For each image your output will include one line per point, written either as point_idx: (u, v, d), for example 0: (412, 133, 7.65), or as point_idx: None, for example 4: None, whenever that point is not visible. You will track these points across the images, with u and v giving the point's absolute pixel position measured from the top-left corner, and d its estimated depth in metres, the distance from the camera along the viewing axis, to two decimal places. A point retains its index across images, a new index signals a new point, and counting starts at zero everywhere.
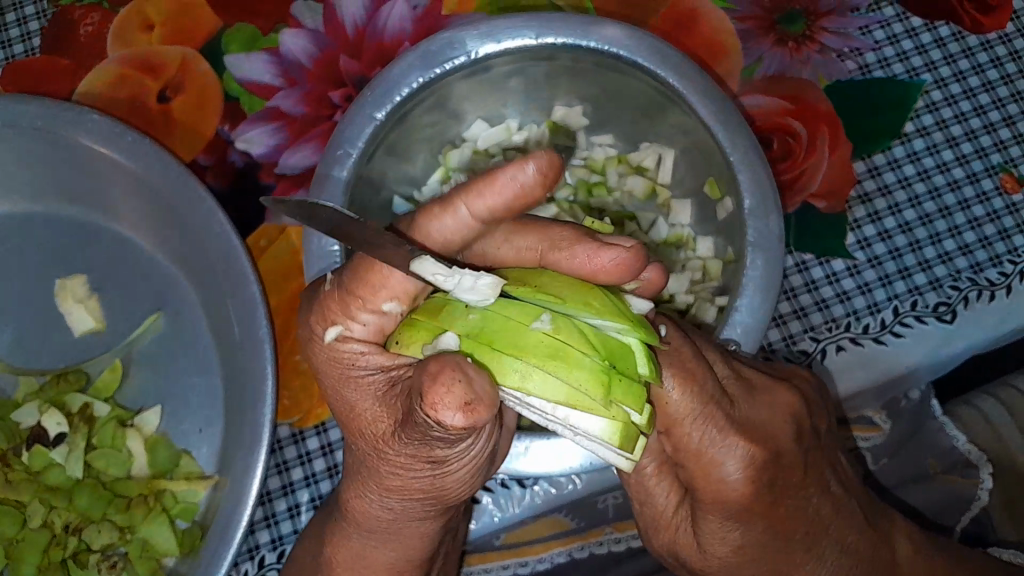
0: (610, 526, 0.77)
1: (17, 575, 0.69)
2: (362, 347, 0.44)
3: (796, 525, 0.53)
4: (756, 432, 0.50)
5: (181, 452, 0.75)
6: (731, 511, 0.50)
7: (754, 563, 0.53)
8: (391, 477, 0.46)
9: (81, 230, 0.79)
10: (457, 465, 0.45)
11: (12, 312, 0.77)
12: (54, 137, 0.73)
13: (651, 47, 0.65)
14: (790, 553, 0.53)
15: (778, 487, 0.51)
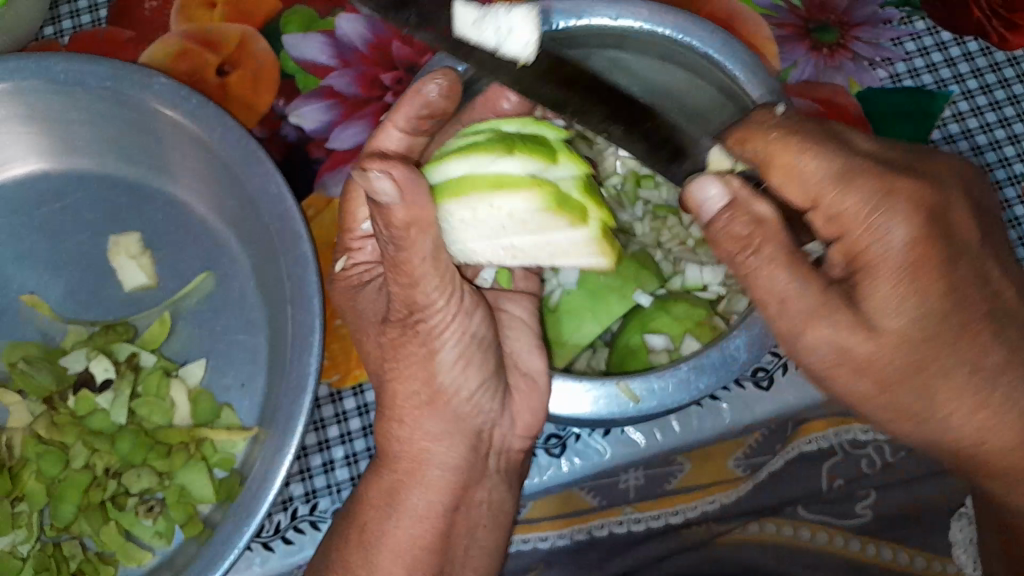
0: (630, 505, 0.79)
1: (58, 512, 0.72)
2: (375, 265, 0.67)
3: (975, 299, 0.51)
4: (917, 184, 0.52)
5: (223, 404, 0.76)
6: (896, 281, 0.50)
7: (938, 354, 0.50)
8: (405, 378, 0.60)
9: (141, 190, 0.83)
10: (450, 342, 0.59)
11: (67, 264, 0.81)
12: (120, 98, 0.76)
13: (723, 39, 0.69)
14: (974, 334, 0.51)
15: (952, 247, 0.51)
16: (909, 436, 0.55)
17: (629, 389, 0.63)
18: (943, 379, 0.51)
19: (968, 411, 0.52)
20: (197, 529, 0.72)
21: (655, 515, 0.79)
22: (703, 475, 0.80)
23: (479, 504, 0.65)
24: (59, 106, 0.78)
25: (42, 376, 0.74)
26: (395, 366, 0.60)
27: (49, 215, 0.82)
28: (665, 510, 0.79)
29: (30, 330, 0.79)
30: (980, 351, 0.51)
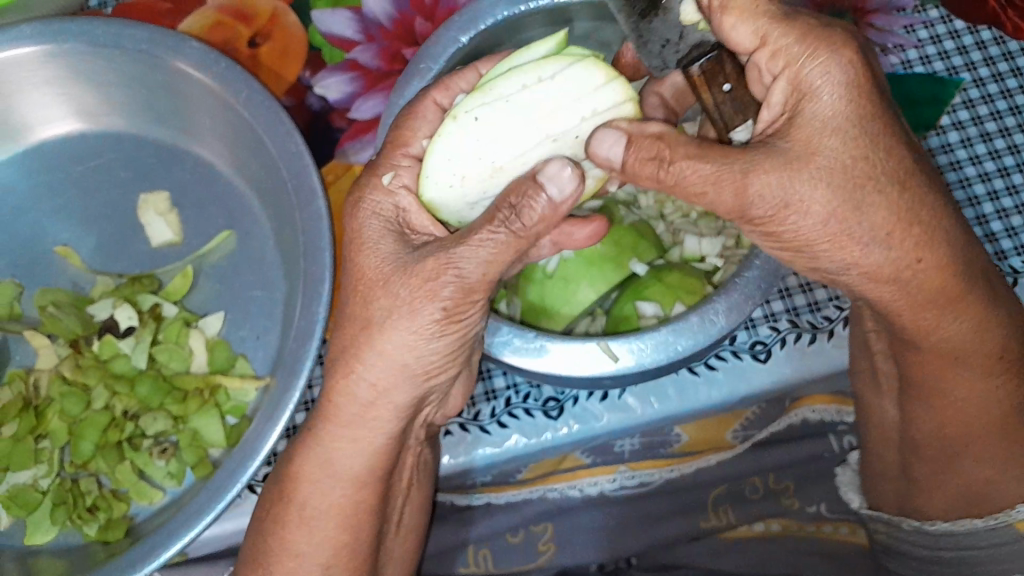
0: (625, 465, 0.82)
1: (76, 449, 0.76)
2: (401, 201, 0.63)
3: (891, 124, 0.54)
4: (840, 32, 0.54)
5: (237, 355, 0.79)
6: (832, 127, 0.53)
7: (873, 183, 0.54)
8: (398, 313, 0.58)
9: (171, 151, 0.87)
10: (467, 301, 0.58)
11: (99, 219, 0.85)
12: (153, 60, 0.80)
13: None
14: (902, 159, 0.54)
15: (876, 85, 0.54)
16: (860, 271, 0.57)
17: (609, 346, 0.63)
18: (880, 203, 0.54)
19: (907, 233, 0.55)
20: (206, 471, 0.76)
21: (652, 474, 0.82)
22: (700, 442, 0.82)
23: (406, 466, 0.70)
24: (97, 67, 0.82)
25: (69, 321, 0.78)
26: (388, 295, 0.58)
27: (85, 173, 0.86)
28: (663, 469, 0.82)
29: (62, 278, 0.83)
30: (903, 176, 0.55)
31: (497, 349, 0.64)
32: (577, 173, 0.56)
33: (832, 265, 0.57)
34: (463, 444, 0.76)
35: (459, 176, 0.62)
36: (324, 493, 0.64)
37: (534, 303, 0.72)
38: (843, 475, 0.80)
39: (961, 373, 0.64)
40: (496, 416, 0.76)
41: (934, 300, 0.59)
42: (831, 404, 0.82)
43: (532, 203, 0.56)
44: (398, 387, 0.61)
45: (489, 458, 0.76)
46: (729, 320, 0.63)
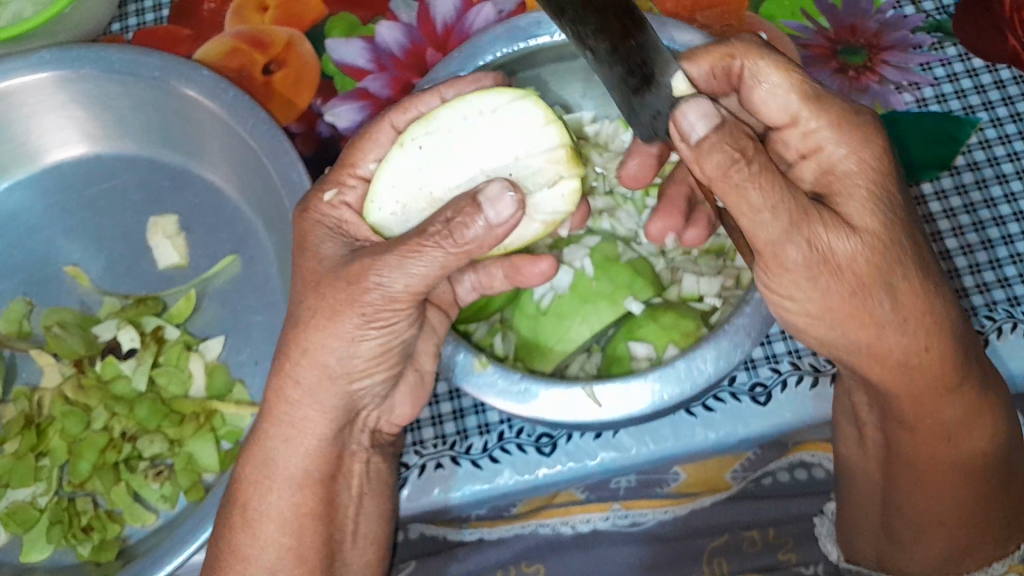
0: (619, 502, 0.83)
1: (75, 470, 0.77)
2: (344, 215, 0.64)
3: (911, 209, 0.54)
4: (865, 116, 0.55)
5: (236, 380, 0.80)
6: (863, 201, 0.52)
7: (900, 265, 0.51)
8: (320, 316, 0.59)
9: (181, 175, 0.88)
10: (392, 306, 0.59)
11: (109, 240, 0.86)
12: (165, 88, 0.82)
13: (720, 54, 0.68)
14: (922, 250, 0.53)
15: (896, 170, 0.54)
16: (867, 349, 0.54)
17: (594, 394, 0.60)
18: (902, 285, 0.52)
19: (919, 319, 0.53)
20: (199, 496, 0.76)
21: (644, 513, 0.82)
22: (695, 481, 0.83)
23: (352, 474, 0.68)
24: (112, 92, 0.84)
25: (72, 340, 0.79)
26: (317, 298, 0.59)
27: (98, 194, 0.88)
28: (655, 508, 0.82)
29: (70, 298, 0.84)
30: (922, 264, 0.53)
31: (477, 386, 0.62)
32: (516, 199, 0.56)
33: (842, 320, 0.52)
34: (452, 478, 0.76)
35: (401, 205, 0.64)
36: (263, 498, 0.63)
37: (528, 338, 0.72)
38: (821, 525, 0.78)
39: (944, 460, 0.63)
40: (487, 451, 0.77)
41: (924, 393, 0.58)
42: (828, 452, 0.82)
43: (473, 221, 0.55)
44: (325, 388, 0.61)
45: (479, 493, 0.76)
46: (721, 367, 0.60)
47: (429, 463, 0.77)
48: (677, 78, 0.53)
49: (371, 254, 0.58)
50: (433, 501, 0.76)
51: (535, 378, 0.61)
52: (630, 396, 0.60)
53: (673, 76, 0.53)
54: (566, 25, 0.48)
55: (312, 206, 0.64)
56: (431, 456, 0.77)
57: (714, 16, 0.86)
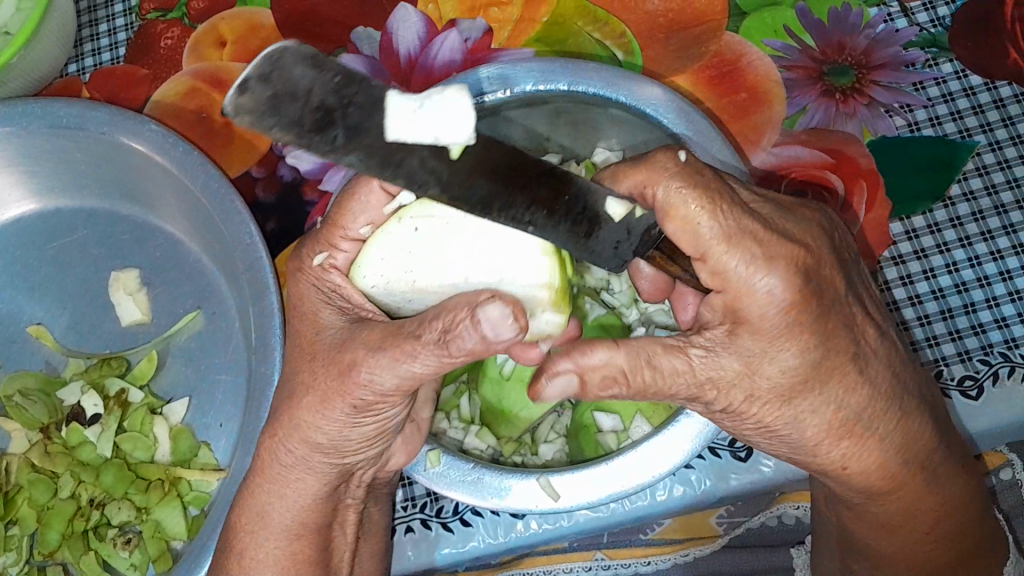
0: (603, 551, 0.77)
1: (42, 540, 0.75)
2: (339, 280, 0.58)
3: (839, 337, 0.51)
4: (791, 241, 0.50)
5: (201, 443, 0.79)
6: (780, 332, 0.49)
7: (810, 393, 0.52)
8: (313, 397, 0.54)
9: (141, 227, 0.86)
10: (382, 401, 0.53)
11: (71, 296, 0.84)
12: (114, 143, 0.79)
13: (681, 107, 0.64)
14: (846, 373, 0.52)
15: (822, 303, 0.50)
16: (783, 454, 0.56)
17: (550, 484, 0.60)
18: (806, 412, 0.52)
19: (832, 441, 0.54)
20: (167, 566, 0.75)
21: (627, 564, 0.77)
22: (680, 530, 0.77)
23: (347, 523, 0.64)
24: (63, 146, 0.81)
25: (35, 410, 0.78)
26: (311, 374, 0.55)
27: (59, 248, 0.85)
28: (637, 559, 0.77)
29: (34, 359, 0.82)
30: (844, 388, 0.52)
31: (429, 479, 0.61)
32: (517, 323, 0.47)
33: (751, 430, 0.55)
34: (425, 541, 0.74)
35: (389, 279, 0.58)
36: (259, 548, 0.59)
37: (491, 402, 0.69)
38: (798, 557, 0.75)
39: (900, 538, 0.61)
40: (458, 514, 0.74)
41: (862, 489, 0.58)
42: None
43: (463, 330, 0.48)
44: (316, 459, 0.57)
45: (453, 557, 0.74)
46: (678, 459, 0.59)
47: (399, 526, 0.74)
48: (612, 202, 0.50)
49: (367, 344, 0.52)
50: (406, 565, 0.74)
51: (487, 467, 0.62)
52: (586, 491, 0.60)
53: (607, 202, 0.50)
54: (499, 217, 0.47)
55: (306, 267, 0.60)
56: (402, 519, 0.74)
57: (688, 40, 0.81)
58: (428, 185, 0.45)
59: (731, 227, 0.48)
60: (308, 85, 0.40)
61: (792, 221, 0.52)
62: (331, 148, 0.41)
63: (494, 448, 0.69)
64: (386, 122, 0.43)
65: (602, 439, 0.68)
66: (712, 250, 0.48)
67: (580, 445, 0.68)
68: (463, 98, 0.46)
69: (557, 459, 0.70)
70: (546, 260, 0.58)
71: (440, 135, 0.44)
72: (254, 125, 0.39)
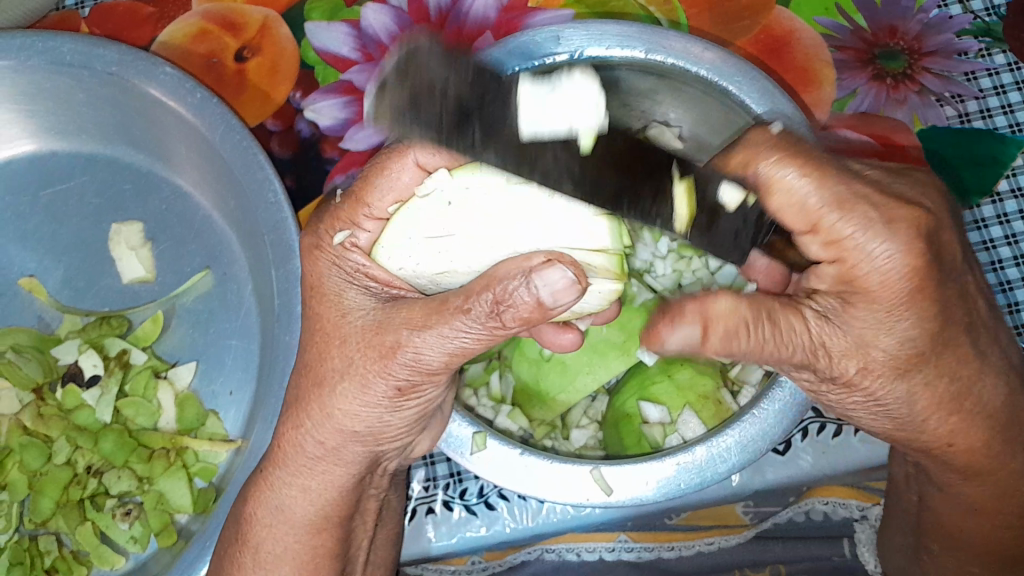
0: (626, 533, 0.74)
1: (35, 507, 0.70)
2: (362, 259, 0.55)
3: (960, 309, 0.48)
4: (912, 204, 0.45)
5: (209, 411, 0.75)
6: (885, 305, 0.45)
7: (926, 366, 0.48)
8: (350, 381, 0.52)
9: (145, 177, 0.80)
10: (428, 381, 0.51)
11: (67, 247, 0.78)
12: (124, 84, 0.73)
13: (764, 87, 0.60)
14: (962, 347, 0.48)
15: (943, 270, 0.46)
16: (882, 428, 0.53)
17: (604, 478, 0.59)
18: (920, 386, 0.49)
19: (942, 415, 0.51)
20: (171, 540, 0.71)
21: (650, 548, 0.74)
22: (708, 515, 0.75)
23: (368, 514, 0.60)
24: (65, 84, 0.74)
25: (30, 370, 0.73)
26: (344, 359, 0.52)
27: (53, 196, 0.79)
28: (660, 543, 0.74)
29: (26, 314, 0.76)
30: (959, 359, 0.49)
31: (472, 462, 0.60)
32: (578, 285, 0.45)
33: (857, 403, 0.51)
34: (445, 523, 0.72)
35: (416, 263, 0.55)
36: (277, 542, 0.56)
37: (528, 383, 0.67)
38: (861, 532, 0.74)
39: (991, 513, 0.60)
40: (483, 497, 0.72)
41: (955, 469, 0.56)
42: (851, 499, 0.74)
43: (518, 298, 0.45)
44: (349, 449, 0.54)
45: (473, 541, 0.72)
46: (739, 458, 0.58)
47: (421, 506, 0.73)
48: (727, 187, 0.44)
49: (410, 323, 0.49)
50: (421, 547, 0.72)
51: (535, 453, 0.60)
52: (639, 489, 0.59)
53: (721, 188, 0.44)
54: (626, 211, 0.43)
55: (327, 245, 0.57)
56: (422, 500, 0.73)
57: (738, 11, 0.78)
58: (561, 181, 0.43)
59: (842, 192, 0.44)
60: (444, 81, 0.39)
61: (908, 184, 0.47)
62: (470, 147, 0.41)
63: (525, 429, 0.66)
64: (518, 111, 0.41)
65: (648, 430, 0.64)
66: (825, 220, 0.44)
67: (622, 435, 0.65)
68: (591, 79, 0.42)
69: (588, 446, 0.68)
70: (674, 187, 0.43)
71: (573, 123, 0.41)
72: (402, 129, 0.40)
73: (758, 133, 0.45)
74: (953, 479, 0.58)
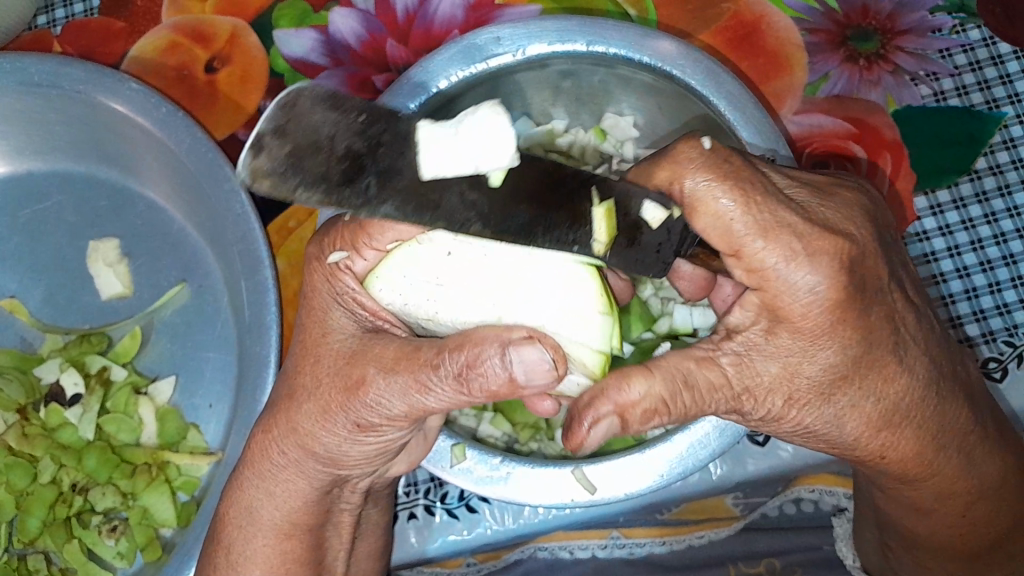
0: (618, 530, 0.73)
1: (23, 526, 0.71)
2: (353, 284, 0.51)
3: (881, 329, 0.47)
4: (837, 233, 0.45)
5: (189, 425, 0.75)
6: (822, 329, 0.45)
7: (849, 389, 0.47)
8: (314, 405, 0.51)
9: (120, 193, 0.80)
10: (388, 424, 0.50)
11: (46, 267, 0.78)
12: (92, 102, 0.73)
13: (709, 69, 0.59)
14: (887, 367, 0.48)
15: (867, 298, 0.45)
16: (819, 448, 0.53)
17: (585, 478, 0.58)
18: (847, 410, 0.48)
19: (869, 432, 0.50)
20: (156, 554, 0.72)
21: (642, 543, 0.72)
22: (695, 510, 0.74)
23: (341, 525, 0.60)
24: (35, 104, 0.75)
25: (10, 391, 0.72)
26: (314, 380, 0.51)
27: (31, 215, 0.80)
28: (654, 538, 0.72)
29: (9, 335, 0.77)
30: (882, 379, 0.48)
31: (454, 475, 0.58)
32: (555, 370, 0.44)
33: (790, 432, 0.51)
34: (428, 528, 0.73)
35: (405, 301, 0.51)
36: (247, 544, 0.56)
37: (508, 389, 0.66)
38: (839, 526, 0.70)
39: (934, 511, 0.59)
40: (464, 500, 0.74)
41: (896, 476, 0.55)
42: (837, 486, 0.72)
43: (490, 368, 0.44)
44: (309, 466, 0.53)
45: (457, 544, 0.73)
46: (720, 443, 0.56)
47: (403, 512, 0.74)
48: (650, 205, 0.45)
49: (379, 363, 0.48)
50: (409, 552, 0.73)
51: (515, 460, 0.59)
52: (623, 482, 0.57)
53: (643, 206, 0.45)
54: (542, 244, 0.43)
55: (324, 260, 0.52)
56: (405, 505, 0.74)
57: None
58: (468, 222, 0.41)
59: (767, 219, 0.43)
60: (330, 132, 0.38)
61: (831, 207, 0.47)
62: (363, 200, 0.39)
63: (509, 435, 0.66)
64: (422, 159, 0.40)
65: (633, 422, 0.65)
66: (749, 247, 0.43)
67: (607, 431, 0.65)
68: (498, 115, 0.43)
69: None
70: (595, 210, 0.44)
71: (480, 163, 0.42)
72: (278, 187, 0.37)
73: (687, 149, 0.44)
74: (894, 484, 0.57)
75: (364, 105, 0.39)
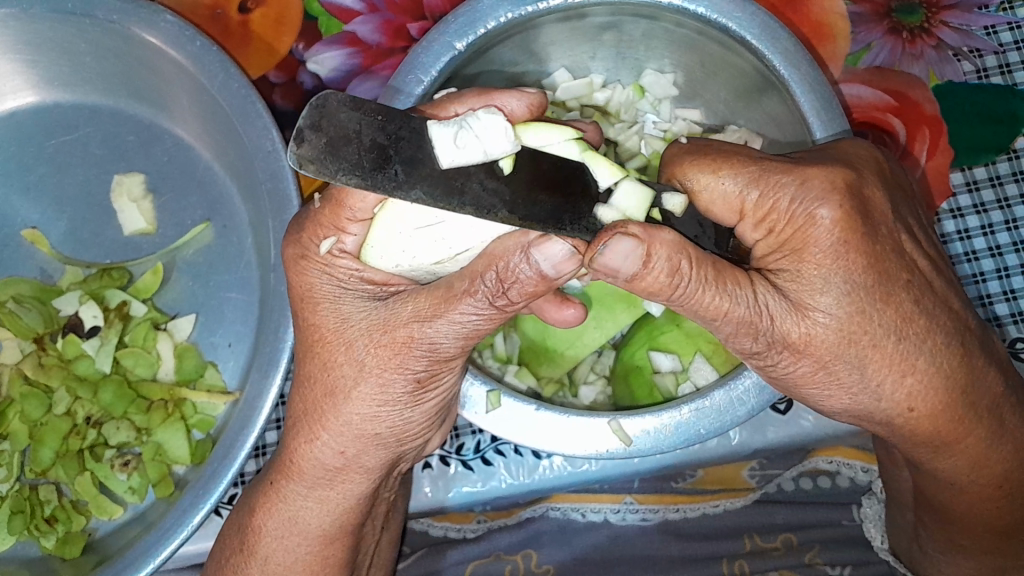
0: (632, 496, 0.73)
1: (35, 457, 0.70)
2: (353, 265, 0.49)
3: (890, 261, 0.47)
4: (825, 163, 0.47)
5: (208, 363, 0.75)
6: (826, 252, 0.46)
7: (872, 325, 0.47)
8: (367, 384, 0.50)
9: (147, 130, 0.80)
10: (444, 367, 0.50)
11: (68, 200, 0.78)
12: (124, 33, 0.72)
13: (764, 23, 0.57)
14: (903, 304, 0.47)
15: (869, 221, 0.47)
16: (843, 408, 0.51)
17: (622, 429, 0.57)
18: (869, 351, 0.47)
19: (896, 378, 0.49)
20: (168, 490, 0.71)
21: (656, 510, 0.72)
22: (715, 480, 0.73)
23: (377, 518, 0.62)
24: (65, 33, 0.73)
25: (30, 319, 0.73)
26: (354, 364, 0.49)
27: (56, 146, 0.79)
28: (665, 505, 0.72)
29: (29, 266, 0.76)
30: (901, 319, 0.48)
31: (489, 418, 0.58)
32: (578, 256, 0.44)
33: (796, 379, 0.49)
34: (443, 479, 0.71)
35: (412, 257, 0.47)
36: (288, 553, 0.58)
37: (535, 341, 0.66)
38: (868, 507, 0.72)
39: (968, 483, 0.58)
40: (480, 452, 0.71)
41: (928, 440, 0.54)
42: (856, 459, 0.72)
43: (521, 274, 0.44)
44: (370, 453, 0.53)
45: (470, 496, 0.72)
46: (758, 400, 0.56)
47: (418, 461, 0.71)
48: (667, 195, 0.48)
49: (419, 317, 0.47)
50: (424, 501, 0.72)
51: (551, 407, 0.58)
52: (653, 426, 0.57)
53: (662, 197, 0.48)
54: (573, 229, 0.42)
55: (313, 254, 0.50)
56: None
57: None
58: (495, 208, 0.40)
59: (754, 172, 0.47)
60: (357, 127, 0.37)
61: (827, 152, 0.49)
62: (395, 185, 0.38)
63: (534, 388, 0.65)
64: (434, 152, 0.39)
65: (659, 379, 0.64)
66: (747, 200, 0.47)
67: (631, 386, 0.65)
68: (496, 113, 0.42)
69: (598, 402, 0.67)
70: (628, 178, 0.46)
71: (488, 149, 0.40)
72: (321, 173, 0.36)
73: (673, 154, 0.50)
74: (923, 457, 0.56)
75: (382, 106, 0.38)
